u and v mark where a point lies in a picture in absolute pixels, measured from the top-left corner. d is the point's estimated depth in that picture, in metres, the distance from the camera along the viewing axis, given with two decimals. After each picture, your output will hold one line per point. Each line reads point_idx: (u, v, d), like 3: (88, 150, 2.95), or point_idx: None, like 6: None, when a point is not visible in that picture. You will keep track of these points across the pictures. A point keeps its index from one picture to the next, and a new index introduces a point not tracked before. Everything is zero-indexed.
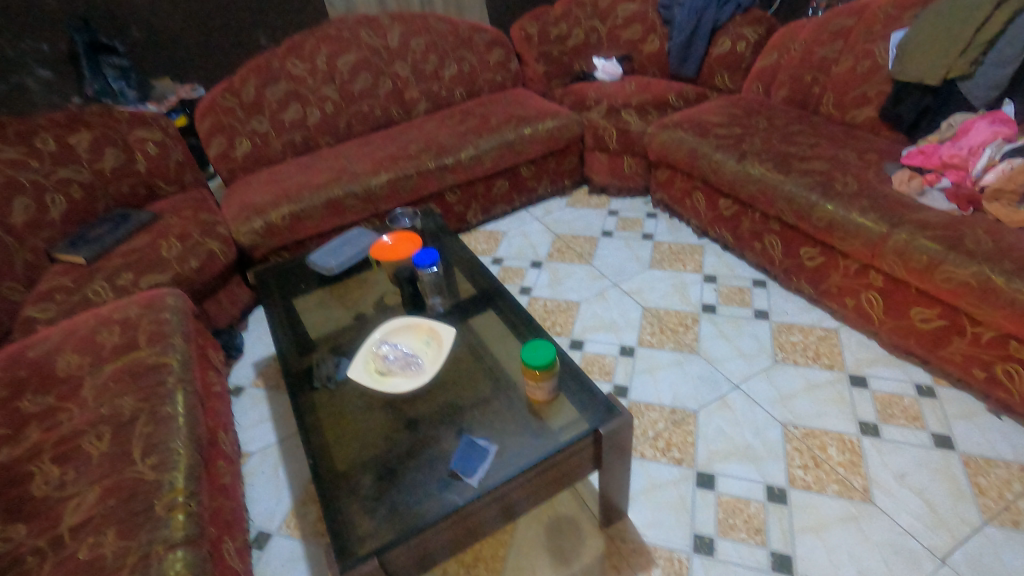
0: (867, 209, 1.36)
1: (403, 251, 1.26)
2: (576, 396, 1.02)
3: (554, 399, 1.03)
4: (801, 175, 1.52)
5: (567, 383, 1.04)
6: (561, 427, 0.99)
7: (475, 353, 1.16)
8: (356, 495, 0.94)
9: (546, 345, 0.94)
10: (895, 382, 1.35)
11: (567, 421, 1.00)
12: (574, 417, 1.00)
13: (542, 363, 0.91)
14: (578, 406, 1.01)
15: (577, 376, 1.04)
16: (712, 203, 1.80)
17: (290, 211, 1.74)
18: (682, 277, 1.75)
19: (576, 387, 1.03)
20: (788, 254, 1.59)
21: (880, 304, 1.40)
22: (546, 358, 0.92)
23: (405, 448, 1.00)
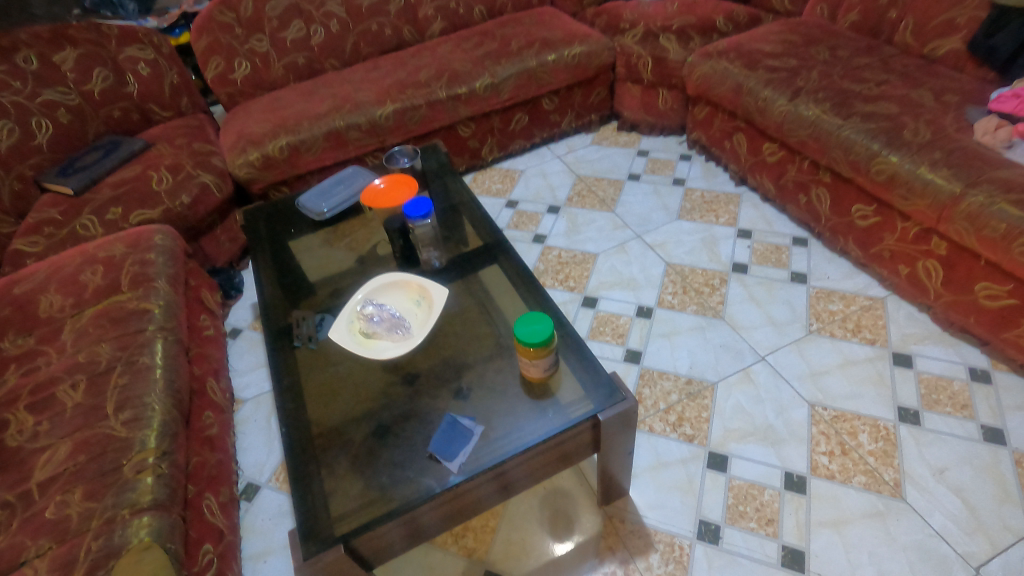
0: (939, 163, 1.16)
1: (399, 198, 1.13)
2: (577, 374, 0.91)
3: (554, 376, 0.92)
4: (864, 120, 1.30)
5: (568, 359, 0.93)
6: (556, 407, 0.88)
7: (469, 314, 1.05)
8: (328, 470, 0.86)
9: (545, 318, 0.83)
10: (945, 363, 1.20)
11: (565, 400, 0.89)
12: (572, 397, 0.89)
13: (539, 340, 0.80)
14: (578, 386, 0.90)
15: (580, 351, 0.93)
16: (755, 147, 1.59)
17: (288, 143, 1.61)
18: (712, 231, 1.58)
19: (577, 363, 0.92)
20: (836, 210, 1.40)
21: (940, 274, 1.22)
22: (543, 333, 0.81)
23: (385, 419, 0.91)
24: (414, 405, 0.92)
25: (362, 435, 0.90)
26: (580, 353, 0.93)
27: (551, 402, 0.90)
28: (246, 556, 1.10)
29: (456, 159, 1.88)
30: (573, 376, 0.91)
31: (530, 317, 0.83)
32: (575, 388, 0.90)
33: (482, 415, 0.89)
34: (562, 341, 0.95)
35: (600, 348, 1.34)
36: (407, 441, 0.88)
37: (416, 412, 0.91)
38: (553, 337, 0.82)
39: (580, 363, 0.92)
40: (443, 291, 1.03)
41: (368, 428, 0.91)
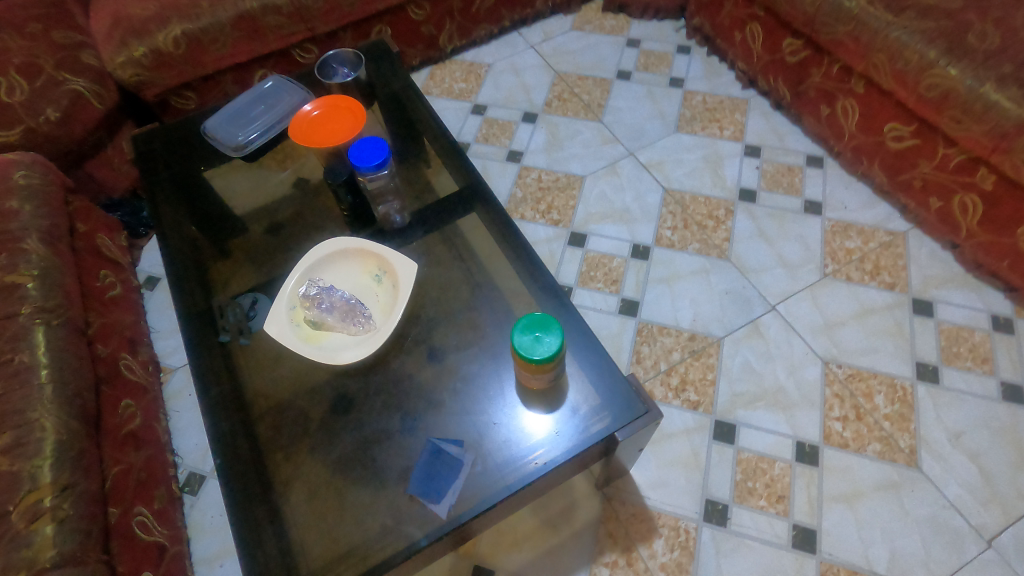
0: (1007, 80, 0.93)
1: (339, 136, 0.84)
2: (585, 379, 0.74)
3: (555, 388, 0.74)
4: (920, 15, 1.03)
5: (574, 361, 0.75)
6: (562, 424, 0.72)
7: (444, 300, 0.87)
8: (284, 518, 0.71)
9: (554, 325, 0.65)
10: (968, 311, 1.10)
11: (572, 413, 0.73)
12: (580, 408, 0.73)
13: (544, 354, 0.63)
14: (587, 394, 0.74)
15: (589, 348, 0.75)
16: (773, 42, 1.32)
17: (183, 31, 1.21)
18: (717, 147, 1.36)
19: (585, 364, 0.75)
20: (865, 127, 1.19)
21: (979, 211, 1.06)
22: (551, 344, 0.64)
23: (350, 445, 0.76)
24: (385, 425, 0.76)
25: (322, 467, 0.74)
26: (588, 352, 0.75)
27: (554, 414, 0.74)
28: (197, 561, 0.96)
29: (409, 50, 1.52)
30: (580, 382, 0.75)
31: (537, 320, 0.66)
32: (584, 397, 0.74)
33: (471, 437, 0.73)
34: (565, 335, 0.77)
35: (592, 298, 1.16)
36: (380, 475, 0.73)
37: (387, 432, 0.76)
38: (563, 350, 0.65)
39: (589, 361, 0.75)
40: (409, 264, 0.79)
41: (329, 458, 0.75)
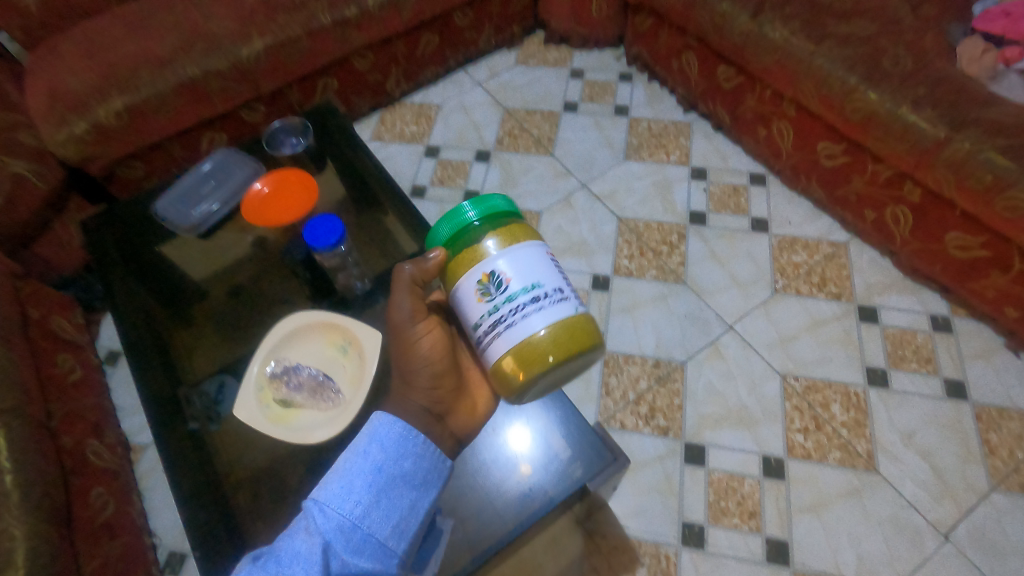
0: (923, 101, 1.01)
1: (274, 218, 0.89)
2: (514, 262, 0.55)
3: (464, 261, 0.58)
4: (839, 44, 1.10)
5: (518, 235, 0.58)
6: (495, 329, 0.54)
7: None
8: None
9: (493, 223, 0.60)
10: (909, 314, 1.17)
11: (503, 327, 0.54)
12: (536, 303, 0.54)
13: (438, 241, 0.62)
14: (534, 291, 0.54)
15: (533, 242, 0.58)
16: (708, 70, 1.37)
17: (124, 104, 1.19)
18: (665, 173, 1.41)
19: (509, 243, 0.57)
20: (800, 147, 1.26)
21: (910, 221, 1.13)
22: (456, 232, 0.61)
23: None
24: None
25: None
26: (540, 254, 0.57)
27: (478, 312, 0.55)
28: None
29: (357, 98, 1.52)
30: (584, 306, 0.57)
31: (503, 200, 0.63)
32: (574, 320, 0.55)
33: (446, 503, 0.77)
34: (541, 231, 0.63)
35: None
36: None
37: None
38: (476, 246, 0.58)
39: (547, 264, 0.57)
40: (371, 333, 0.80)
41: None
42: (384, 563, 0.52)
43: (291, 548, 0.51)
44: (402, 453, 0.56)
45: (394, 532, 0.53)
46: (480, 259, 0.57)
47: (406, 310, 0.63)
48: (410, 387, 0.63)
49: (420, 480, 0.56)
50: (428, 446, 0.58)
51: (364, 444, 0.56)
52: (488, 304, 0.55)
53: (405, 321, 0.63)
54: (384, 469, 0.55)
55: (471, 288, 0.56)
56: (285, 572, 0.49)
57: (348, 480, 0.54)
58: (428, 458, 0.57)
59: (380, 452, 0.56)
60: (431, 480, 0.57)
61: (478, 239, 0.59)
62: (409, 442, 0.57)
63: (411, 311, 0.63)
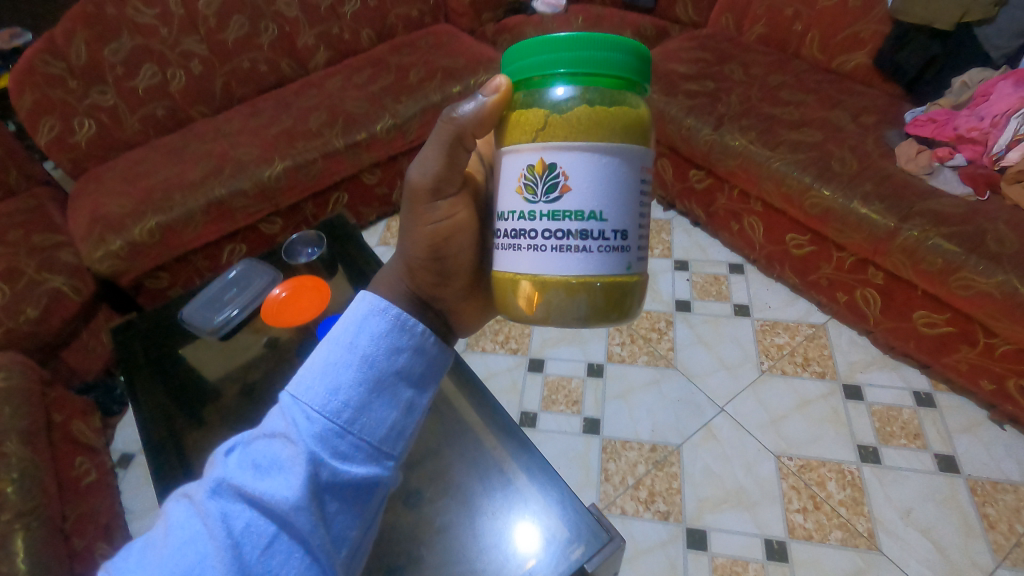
0: (870, 196, 1.13)
1: (293, 319, 1.02)
2: (587, 169, 0.43)
3: (535, 128, 0.45)
4: (791, 150, 1.25)
5: (616, 134, 0.44)
6: (539, 238, 0.45)
7: (419, 452, 0.95)
8: None
9: (596, 87, 0.46)
10: (892, 390, 1.22)
11: (529, 243, 0.45)
12: (598, 237, 0.44)
13: (516, 76, 0.48)
14: (587, 224, 0.44)
15: (624, 153, 0.44)
16: (681, 174, 1.53)
17: (157, 223, 1.32)
18: (650, 265, 1.52)
19: (596, 141, 0.44)
20: (771, 238, 1.38)
21: (878, 302, 1.22)
22: (539, 75, 0.47)
23: None
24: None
25: None
26: (622, 176, 0.44)
27: (514, 204, 0.46)
28: None
29: (365, 209, 1.68)
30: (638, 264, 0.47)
31: (625, 57, 0.47)
32: (616, 277, 0.46)
33: None
34: (647, 126, 0.48)
35: (557, 422, 1.24)
36: None
37: None
38: (558, 113, 0.45)
39: (625, 194, 0.45)
40: None
41: None
42: (378, 467, 0.47)
43: (270, 455, 0.44)
44: (395, 348, 0.50)
45: (388, 434, 0.48)
46: (555, 135, 0.44)
47: (431, 175, 0.55)
48: (413, 264, 0.61)
49: (413, 378, 0.51)
50: (422, 340, 0.53)
51: (351, 337, 0.50)
52: (528, 202, 0.45)
53: (429, 192, 0.56)
54: (378, 362, 0.49)
55: (517, 170, 0.45)
56: (265, 484, 0.42)
57: (334, 378, 0.47)
58: (422, 354, 0.52)
59: (370, 346, 0.50)
60: (424, 378, 0.53)
61: (563, 103, 0.45)
62: (401, 335, 0.51)
63: (437, 181, 0.55)
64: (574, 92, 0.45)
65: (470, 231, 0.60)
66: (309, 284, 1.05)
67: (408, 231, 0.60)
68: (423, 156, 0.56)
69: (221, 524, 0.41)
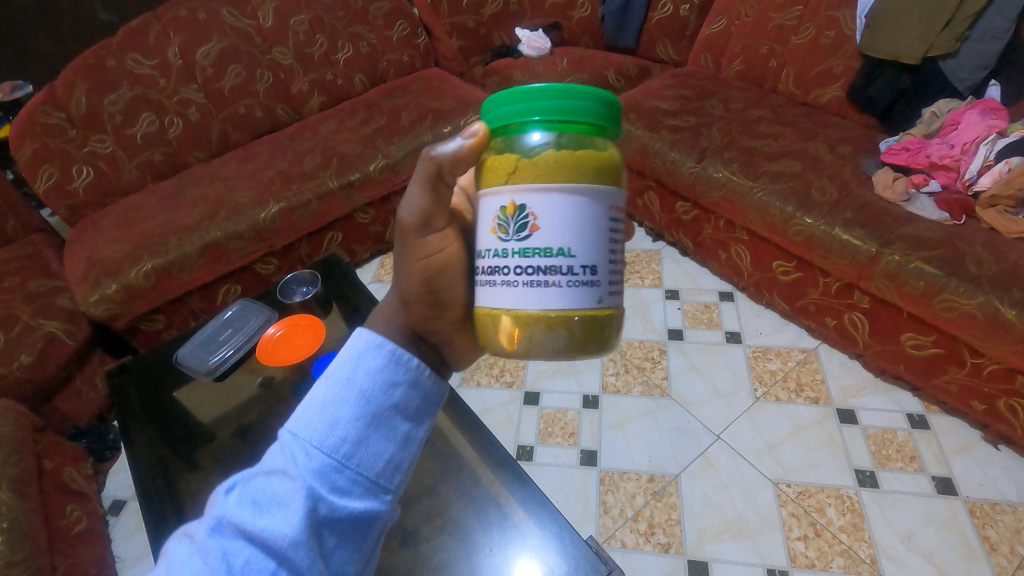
0: (851, 222, 1.17)
1: (291, 356, 1.03)
2: (555, 208, 0.45)
3: (508, 170, 0.47)
4: (772, 180, 1.29)
5: (584, 175, 0.47)
6: (513, 275, 0.47)
7: (415, 490, 0.94)
8: None
9: (566, 132, 0.48)
10: (886, 414, 1.22)
11: (503, 279, 0.48)
12: (569, 272, 0.46)
13: (493, 123, 0.51)
14: (554, 261, 0.46)
15: (590, 193, 0.46)
16: (668, 206, 1.57)
17: (153, 266, 1.34)
18: (641, 295, 1.54)
19: (564, 182, 0.46)
20: (758, 266, 1.41)
21: (866, 326, 1.24)
22: (514, 123, 0.50)
23: None
24: None
25: None
26: (589, 214, 0.46)
27: (489, 243, 0.48)
28: None
29: (359, 247, 1.70)
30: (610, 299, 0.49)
31: (594, 106, 0.49)
32: (586, 310, 0.47)
33: None
34: (617, 168, 0.50)
35: (554, 455, 1.23)
36: None
37: None
38: (530, 158, 0.47)
39: (592, 232, 0.46)
40: None
41: None
42: (376, 502, 0.46)
43: (269, 491, 0.45)
44: (392, 382, 0.51)
45: (386, 467, 0.48)
46: (527, 178, 0.46)
47: (418, 210, 0.56)
48: (406, 296, 0.60)
49: (411, 411, 0.51)
50: (419, 373, 0.53)
51: (348, 372, 0.50)
52: (500, 241, 0.47)
53: (417, 226, 0.57)
54: (375, 397, 0.49)
55: (491, 212, 0.48)
56: (265, 520, 0.43)
57: (331, 413, 0.48)
58: (419, 387, 0.52)
59: (367, 380, 0.50)
60: (422, 411, 0.53)
61: (536, 148, 0.48)
62: (398, 369, 0.51)
63: (425, 215, 0.56)
64: (547, 138, 0.48)
65: (460, 260, 0.59)
66: (303, 321, 1.08)
67: (399, 265, 0.60)
68: (410, 194, 0.57)
69: (222, 562, 0.41)
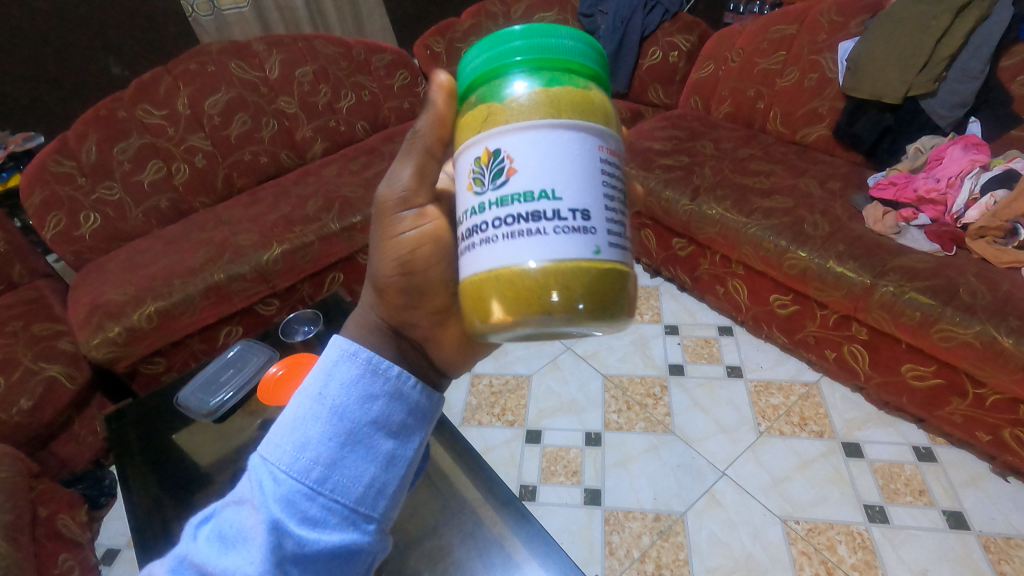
0: (844, 255, 1.19)
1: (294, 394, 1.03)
2: (534, 148, 0.40)
3: (487, 119, 0.42)
4: (765, 215, 1.32)
5: (565, 111, 0.41)
6: (496, 230, 0.40)
7: (417, 532, 0.93)
8: None
9: (547, 72, 0.43)
10: (892, 447, 1.21)
11: (482, 237, 0.41)
12: (563, 220, 0.39)
13: (465, 78, 0.47)
14: (537, 205, 0.39)
15: (573, 128, 0.41)
16: (665, 242, 1.60)
17: (156, 309, 1.35)
18: (641, 331, 1.55)
19: (550, 118, 0.40)
20: (755, 300, 1.42)
21: (867, 358, 1.24)
22: (491, 72, 0.44)
23: None
24: None
25: None
26: (573, 151, 0.40)
27: (467, 201, 0.42)
28: None
29: (361, 287, 1.72)
30: (614, 252, 0.42)
31: (576, 46, 0.45)
32: (587, 268, 0.40)
33: None
34: (608, 112, 0.44)
35: (557, 494, 1.21)
36: None
37: None
38: (505, 102, 0.42)
39: (582, 174, 0.40)
40: None
41: None
42: (355, 531, 0.44)
43: (238, 523, 0.45)
44: (368, 396, 0.48)
45: (366, 492, 0.46)
46: (501, 121, 0.41)
47: (396, 187, 0.53)
48: (381, 283, 0.56)
49: (392, 428, 0.49)
50: (399, 383, 0.50)
51: (320, 387, 0.48)
52: (477, 196, 0.41)
53: (393, 202, 0.54)
54: (344, 415, 0.47)
55: (466, 165, 0.42)
56: (229, 559, 0.43)
57: (302, 433, 0.46)
58: (401, 401, 0.50)
59: (340, 394, 0.48)
60: (407, 426, 0.50)
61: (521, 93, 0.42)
62: (370, 383, 0.49)
63: (404, 191, 0.53)
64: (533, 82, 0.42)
65: (440, 243, 0.54)
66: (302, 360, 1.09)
67: (376, 249, 0.56)
68: (393, 171, 0.55)
69: None
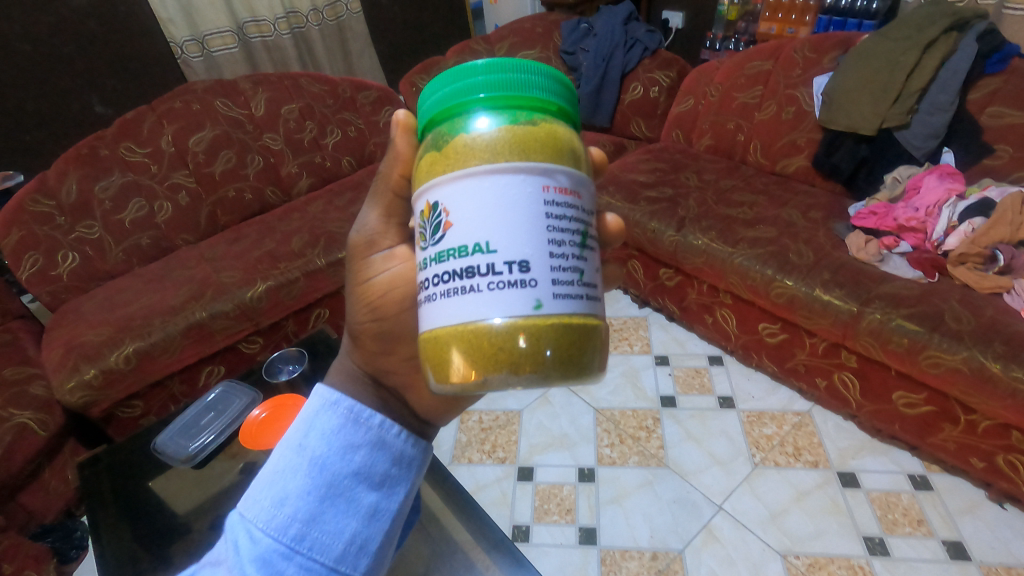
0: (830, 283, 1.20)
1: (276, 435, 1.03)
2: (466, 200, 0.39)
3: (444, 160, 0.41)
4: (750, 245, 1.33)
5: (504, 155, 0.39)
6: (436, 288, 0.40)
7: None
8: None
9: (507, 111, 0.42)
10: (887, 476, 1.20)
11: (425, 291, 0.41)
12: (504, 271, 0.38)
13: (425, 113, 0.46)
14: (472, 259, 0.38)
15: (510, 171, 0.39)
16: (652, 273, 1.60)
17: (134, 350, 1.31)
18: (630, 362, 1.54)
19: (486, 165, 0.39)
20: (744, 329, 1.43)
21: (857, 386, 1.24)
22: (454, 108, 0.43)
23: None
24: None
25: None
26: (507, 200, 0.38)
27: (417, 257, 0.43)
28: None
29: None
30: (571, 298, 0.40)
31: (540, 84, 0.44)
32: (547, 319, 0.39)
33: None
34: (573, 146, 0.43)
35: (551, 534, 1.17)
36: None
37: None
38: (455, 139, 0.41)
39: (520, 220, 0.38)
40: None
41: None
42: None
43: None
44: (349, 445, 0.46)
45: (347, 549, 0.43)
46: (439, 172, 0.41)
47: (363, 229, 0.55)
48: (356, 329, 0.55)
49: (376, 479, 0.46)
50: (381, 432, 0.48)
51: (301, 438, 0.46)
52: (423, 250, 0.42)
53: (364, 244, 0.55)
54: (326, 468, 0.45)
55: (416, 218, 0.43)
56: None
57: (281, 488, 0.44)
58: (384, 450, 0.48)
59: (320, 445, 0.46)
60: (391, 476, 0.47)
61: (483, 130, 0.41)
62: (352, 432, 0.47)
63: (372, 232, 0.55)
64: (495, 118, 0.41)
65: (410, 285, 0.54)
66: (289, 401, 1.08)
67: (351, 296, 0.56)
68: (362, 215, 0.56)
69: None
